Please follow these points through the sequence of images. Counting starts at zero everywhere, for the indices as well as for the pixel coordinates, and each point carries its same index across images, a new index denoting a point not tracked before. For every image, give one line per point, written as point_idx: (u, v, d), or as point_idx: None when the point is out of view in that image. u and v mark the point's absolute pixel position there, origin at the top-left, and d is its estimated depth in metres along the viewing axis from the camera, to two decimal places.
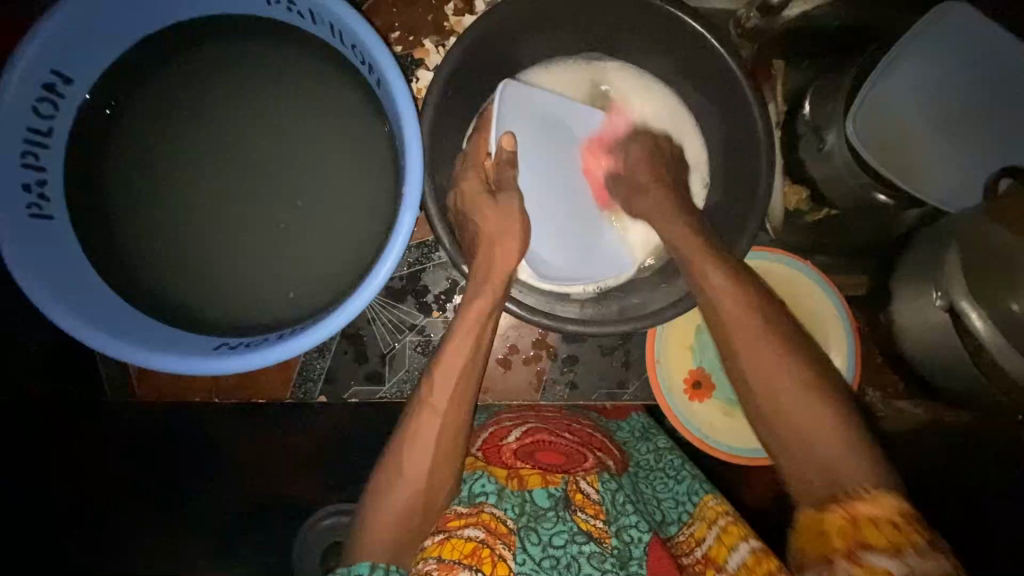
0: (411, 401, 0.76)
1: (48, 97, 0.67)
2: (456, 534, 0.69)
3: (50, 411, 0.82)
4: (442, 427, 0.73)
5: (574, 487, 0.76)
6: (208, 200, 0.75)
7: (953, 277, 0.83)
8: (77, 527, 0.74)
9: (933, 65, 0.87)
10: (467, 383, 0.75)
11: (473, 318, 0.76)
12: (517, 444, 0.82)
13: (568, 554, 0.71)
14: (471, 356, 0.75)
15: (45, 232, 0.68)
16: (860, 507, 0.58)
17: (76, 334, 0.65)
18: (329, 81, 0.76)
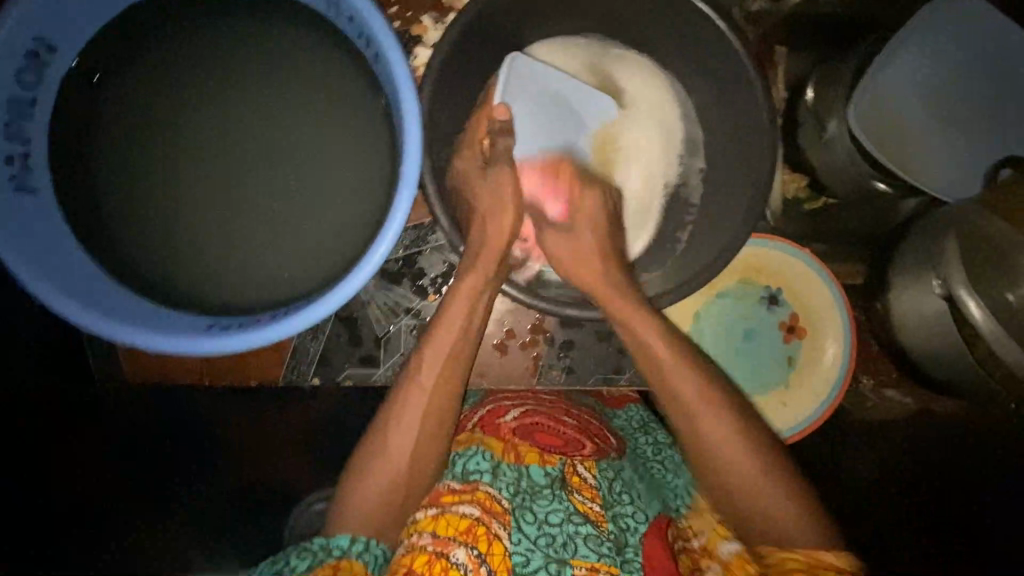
0: (401, 377, 0.77)
1: (32, 67, 0.65)
2: (451, 510, 0.71)
3: (50, 411, 0.84)
4: (428, 405, 0.74)
5: (570, 469, 0.77)
6: (200, 177, 0.74)
7: (953, 265, 0.75)
8: (78, 526, 0.85)
9: (935, 55, 0.86)
10: (457, 361, 0.76)
11: (464, 297, 0.76)
12: (515, 423, 0.81)
13: (563, 532, 0.72)
14: (460, 335, 0.76)
15: (30, 206, 0.67)
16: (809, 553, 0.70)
17: (63, 309, 0.64)
18: (323, 57, 0.74)
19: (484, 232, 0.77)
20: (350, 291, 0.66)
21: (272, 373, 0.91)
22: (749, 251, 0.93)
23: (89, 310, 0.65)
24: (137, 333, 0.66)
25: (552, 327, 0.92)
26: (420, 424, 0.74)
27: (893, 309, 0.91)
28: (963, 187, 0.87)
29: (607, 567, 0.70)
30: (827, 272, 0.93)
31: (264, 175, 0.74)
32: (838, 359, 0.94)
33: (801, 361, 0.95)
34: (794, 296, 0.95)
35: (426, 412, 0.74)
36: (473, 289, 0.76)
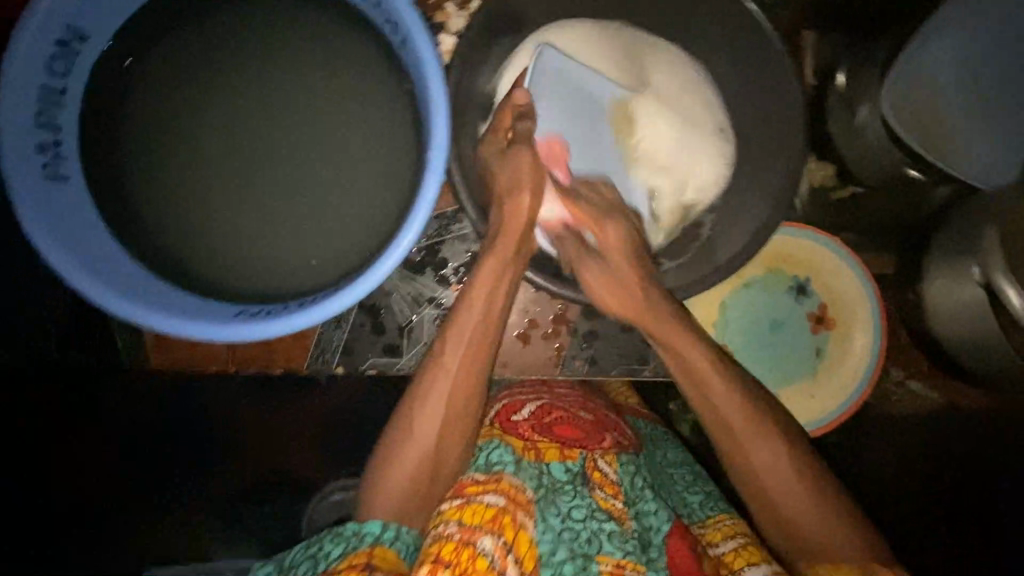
0: (423, 362, 0.76)
1: (62, 56, 0.66)
2: (475, 499, 0.69)
3: (49, 411, 0.90)
4: (454, 391, 0.73)
5: (592, 465, 0.77)
6: (226, 164, 0.74)
7: (992, 252, 0.73)
8: (77, 527, 0.95)
9: (974, 36, 0.83)
10: (482, 347, 0.74)
11: (489, 282, 0.73)
12: (532, 418, 0.81)
13: (587, 529, 0.72)
14: (484, 320, 0.74)
15: (63, 194, 0.67)
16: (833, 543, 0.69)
17: (95, 295, 0.64)
18: (348, 42, 0.74)
19: (508, 214, 0.74)
20: (378, 278, 0.66)
21: (297, 361, 0.91)
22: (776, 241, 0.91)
23: (119, 296, 0.65)
24: (166, 318, 0.66)
25: (575, 318, 0.91)
26: (445, 409, 0.72)
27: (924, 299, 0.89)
28: (998, 172, 0.86)
29: (632, 565, 0.70)
30: (854, 258, 0.91)
31: (291, 162, 0.74)
32: (869, 349, 0.92)
33: (830, 353, 0.93)
34: (821, 285, 0.93)
35: (452, 399, 0.73)
36: (500, 269, 0.74)
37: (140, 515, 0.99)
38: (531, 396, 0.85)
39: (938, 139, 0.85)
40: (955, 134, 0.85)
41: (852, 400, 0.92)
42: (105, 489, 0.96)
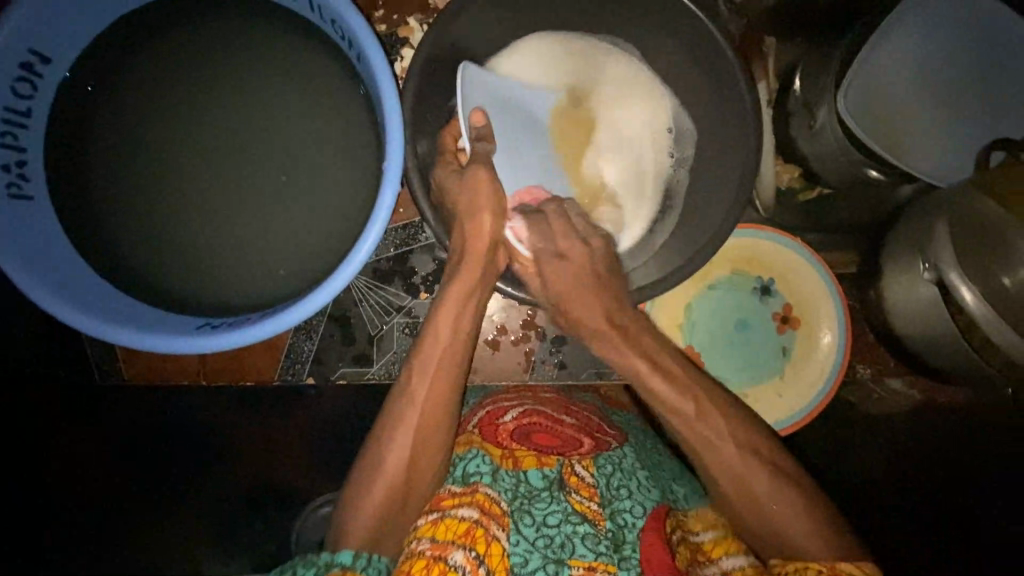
0: (394, 391, 0.76)
1: (25, 77, 0.67)
2: (451, 513, 0.70)
3: (50, 411, 0.87)
4: (423, 413, 0.73)
5: (569, 469, 0.76)
6: (190, 180, 0.76)
7: (942, 248, 0.76)
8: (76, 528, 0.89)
9: (921, 40, 0.86)
10: (451, 369, 0.75)
11: (460, 303, 0.75)
12: (514, 424, 0.80)
13: (561, 533, 0.72)
14: (452, 342, 0.76)
15: (26, 213, 0.69)
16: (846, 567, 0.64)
17: (65, 318, 0.66)
18: (308, 59, 0.75)
19: (472, 235, 0.75)
20: (340, 286, 0.68)
21: (268, 373, 0.93)
22: (737, 241, 0.93)
23: (88, 317, 0.67)
24: (135, 334, 0.67)
25: (544, 322, 0.93)
26: (416, 433, 0.73)
27: (884, 297, 0.91)
28: (957, 170, 0.87)
29: (605, 566, 0.70)
30: (815, 258, 0.93)
31: (257, 177, 0.76)
32: (834, 347, 0.93)
33: (796, 349, 0.94)
34: (786, 284, 0.94)
35: (420, 421, 0.73)
36: (463, 286, 0.75)
37: (140, 515, 0.94)
38: (513, 402, 0.85)
39: (894, 140, 0.86)
40: (912, 134, 0.87)
41: (820, 395, 0.93)
42: (106, 489, 0.92)
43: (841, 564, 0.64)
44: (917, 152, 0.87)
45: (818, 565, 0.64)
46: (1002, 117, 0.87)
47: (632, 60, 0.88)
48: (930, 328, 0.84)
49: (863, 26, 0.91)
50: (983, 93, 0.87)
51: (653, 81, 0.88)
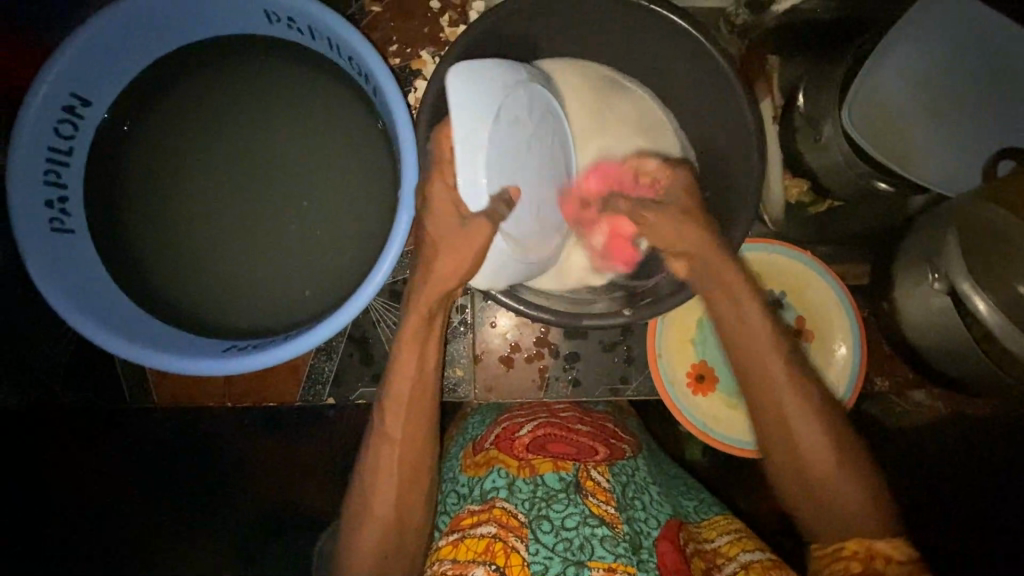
0: (370, 431, 0.78)
1: (67, 120, 0.72)
2: (470, 533, 0.72)
3: (72, 431, 0.95)
4: (402, 451, 0.76)
5: (585, 474, 0.77)
6: (218, 210, 0.80)
7: (953, 260, 0.75)
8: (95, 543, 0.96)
9: (923, 53, 0.87)
10: (420, 409, 0.77)
11: (414, 345, 0.76)
12: (529, 437, 0.82)
13: (580, 535, 0.71)
14: (418, 379, 0.76)
15: (67, 245, 0.73)
16: (876, 545, 0.72)
17: (110, 345, 0.70)
18: (328, 93, 0.80)
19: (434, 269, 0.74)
20: (354, 309, 0.71)
21: (289, 394, 0.94)
22: (746, 256, 0.94)
23: (130, 343, 0.70)
24: (169, 357, 0.71)
25: (557, 339, 0.94)
26: (399, 466, 0.75)
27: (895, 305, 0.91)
28: (965, 178, 0.87)
29: (624, 567, 0.68)
30: (825, 269, 0.93)
31: (280, 208, 0.80)
32: (849, 362, 0.93)
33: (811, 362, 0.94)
34: (798, 296, 0.95)
35: (398, 462, 0.75)
36: (420, 330, 0.77)
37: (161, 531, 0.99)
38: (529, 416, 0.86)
39: (902, 150, 0.87)
40: (919, 144, 0.87)
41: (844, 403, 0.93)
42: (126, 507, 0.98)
43: (878, 544, 0.72)
44: (927, 163, 0.87)
45: (855, 547, 0.72)
46: (1011, 126, 0.87)
47: (631, 81, 0.93)
48: (944, 337, 0.83)
49: (864, 41, 0.92)
50: (989, 102, 0.87)
51: (651, 99, 0.93)
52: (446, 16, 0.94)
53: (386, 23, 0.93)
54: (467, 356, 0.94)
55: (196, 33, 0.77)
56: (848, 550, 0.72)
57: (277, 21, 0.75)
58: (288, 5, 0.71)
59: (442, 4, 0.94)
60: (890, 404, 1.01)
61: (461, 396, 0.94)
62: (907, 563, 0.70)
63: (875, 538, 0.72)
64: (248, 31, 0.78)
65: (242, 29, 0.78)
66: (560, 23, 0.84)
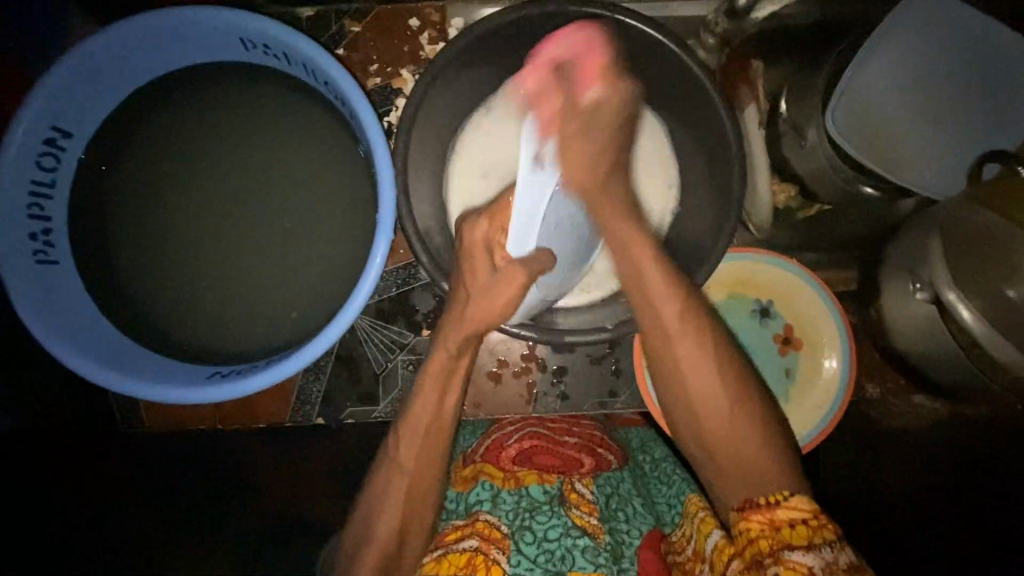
0: (381, 461, 0.77)
1: (49, 152, 0.73)
2: (453, 548, 0.72)
3: None
4: (410, 484, 0.73)
5: (569, 487, 0.77)
6: (201, 238, 0.81)
7: (937, 266, 0.77)
8: None
9: (905, 57, 0.86)
10: (434, 442, 0.75)
11: (436, 388, 0.76)
12: (516, 452, 0.83)
13: (562, 547, 0.71)
14: (433, 418, 0.76)
15: (53, 276, 0.74)
16: (779, 512, 0.64)
17: (96, 376, 0.71)
18: (306, 117, 0.80)
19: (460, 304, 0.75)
20: (337, 333, 0.71)
21: (280, 414, 0.95)
22: (732, 264, 0.94)
23: (115, 372, 0.71)
24: (155, 386, 0.71)
25: (545, 353, 0.94)
26: (405, 503, 0.72)
27: (885, 315, 0.90)
28: (950, 182, 0.87)
29: None
30: (814, 278, 0.92)
31: (262, 232, 0.81)
32: (839, 373, 0.92)
33: (800, 372, 0.94)
34: (785, 306, 0.94)
35: (404, 496, 0.73)
36: (440, 368, 0.77)
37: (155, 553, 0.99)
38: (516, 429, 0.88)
39: (887, 155, 0.86)
40: (904, 148, 0.86)
41: (832, 411, 0.92)
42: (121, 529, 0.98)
43: (779, 509, 0.64)
44: (912, 168, 0.87)
45: (759, 520, 0.64)
46: (994, 128, 0.86)
47: None
48: (932, 343, 0.83)
49: (847, 44, 0.91)
50: (973, 104, 0.86)
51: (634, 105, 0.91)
52: (425, 34, 0.94)
53: (365, 42, 0.94)
54: None
55: (172, 62, 0.78)
56: (754, 524, 0.64)
57: (253, 48, 0.76)
58: (263, 31, 0.72)
59: (421, 22, 0.94)
60: (885, 408, 1.00)
61: None
62: (811, 517, 0.63)
63: (775, 505, 0.64)
64: (225, 58, 0.79)
65: (218, 57, 0.79)
66: (537, 42, 0.84)
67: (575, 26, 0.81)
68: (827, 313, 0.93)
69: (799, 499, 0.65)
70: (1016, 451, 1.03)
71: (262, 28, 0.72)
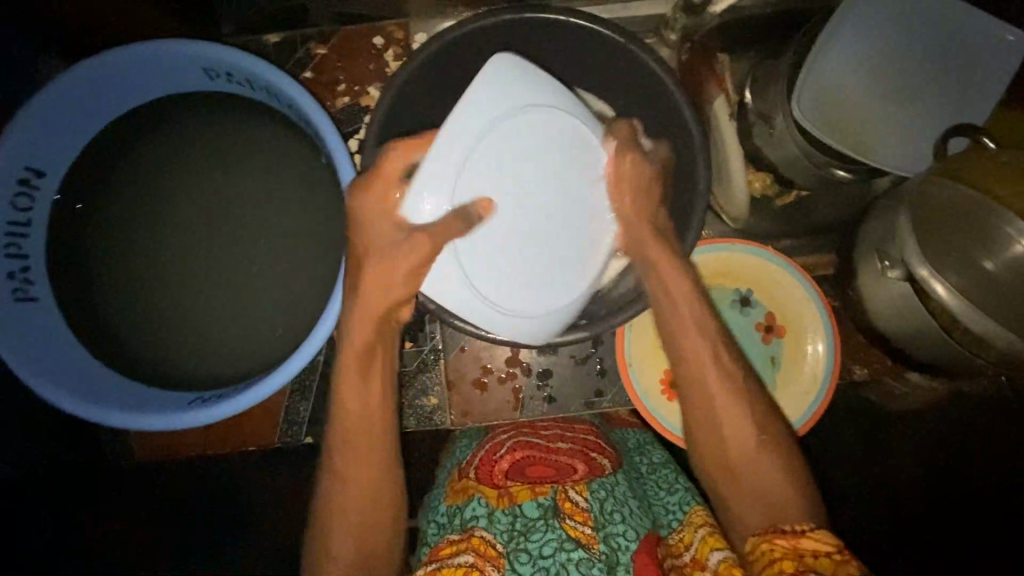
0: (321, 465, 0.72)
1: (24, 192, 0.74)
2: (448, 563, 0.70)
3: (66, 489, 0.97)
4: (347, 490, 0.69)
5: (562, 496, 0.75)
6: (179, 267, 0.83)
7: (908, 240, 0.76)
8: None
9: (863, 39, 0.87)
10: (372, 440, 0.70)
11: (356, 378, 0.70)
12: (508, 467, 0.80)
13: (556, 562, 0.69)
14: (363, 411, 0.70)
15: (32, 313, 0.75)
16: (805, 542, 0.59)
17: (76, 410, 0.71)
18: (275, 141, 0.82)
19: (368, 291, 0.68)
20: (317, 342, 0.72)
21: (268, 438, 0.97)
22: (712, 256, 0.93)
23: (93, 404, 0.72)
24: (140, 416, 0.72)
25: (528, 357, 0.95)
26: (347, 516, 0.68)
27: (865, 297, 0.90)
28: (918, 160, 0.87)
29: None
30: (793, 266, 0.92)
31: (240, 257, 0.82)
32: (823, 358, 0.92)
33: (783, 359, 0.94)
34: (765, 295, 0.94)
35: (350, 502, 0.69)
36: (358, 363, 0.70)
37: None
38: (510, 437, 0.87)
39: (855, 137, 0.86)
40: (870, 130, 0.87)
41: (818, 398, 0.92)
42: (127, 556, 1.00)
43: (806, 540, 0.59)
44: (881, 148, 0.87)
45: (783, 543, 0.59)
46: (955, 103, 0.87)
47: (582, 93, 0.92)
48: (912, 320, 0.82)
49: (808, 29, 0.92)
50: (938, 82, 0.87)
51: None
52: (390, 51, 0.96)
53: (332, 63, 0.95)
54: (440, 384, 0.95)
55: (139, 98, 0.79)
56: (778, 546, 0.59)
57: (217, 76, 0.77)
58: (225, 61, 0.74)
59: (385, 40, 0.96)
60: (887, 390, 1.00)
61: (438, 424, 0.95)
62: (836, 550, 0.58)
63: (800, 534, 0.60)
64: (192, 89, 0.80)
65: (184, 88, 0.80)
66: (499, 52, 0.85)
67: (535, 33, 0.82)
68: (808, 301, 0.93)
69: (822, 533, 0.60)
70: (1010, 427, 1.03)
71: (226, 58, 0.73)
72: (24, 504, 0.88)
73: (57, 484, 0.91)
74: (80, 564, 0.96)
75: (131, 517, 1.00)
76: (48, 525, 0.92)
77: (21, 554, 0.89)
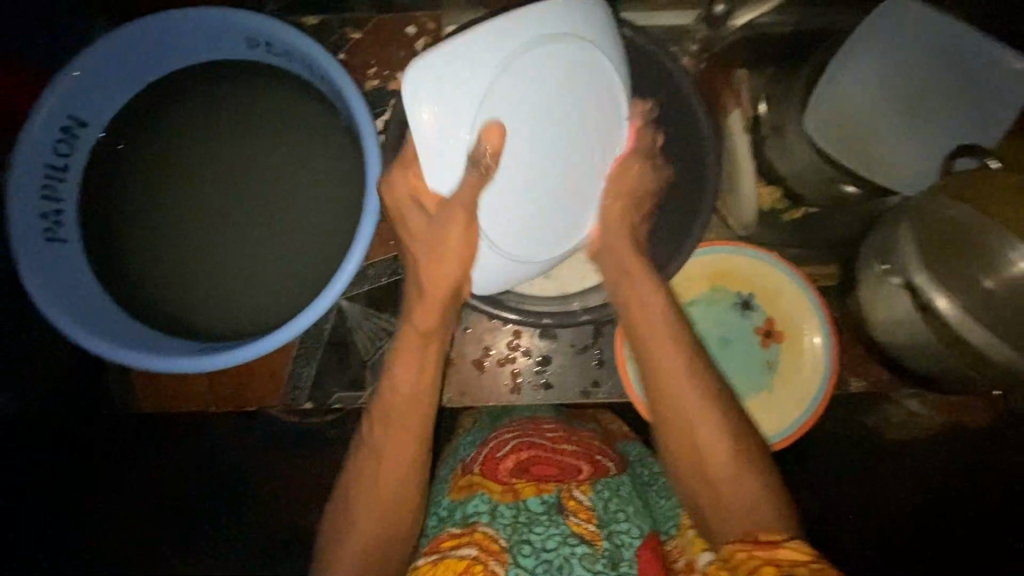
0: (364, 450, 0.76)
1: (64, 139, 0.79)
2: (450, 554, 0.69)
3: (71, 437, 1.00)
4: (395, 474, 0.72)
5: (567, 494, 0.76)
6: (200, 223, 0.86)
7: (908, 250, 0.80)
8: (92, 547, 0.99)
9: (878, 60, 0.90)
10: (426, 431, 0.75)
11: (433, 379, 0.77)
12: (512, 462, 0.80)
13: (559, 557, 0.68)
14: (428, 403, 0.76)
15: (59, 253, 0.79)
16: (784, 552, 0.57)
17: (90, 343, 0.74)
18: (303, 111, 0.86)
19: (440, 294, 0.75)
20: (335, 293, 0.75)
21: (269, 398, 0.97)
22: (716, 259, 0.95)
23: (106, 341, 0.74)
24: (148, 356, 0.74)
25: (529, 342, 0.97)
26: (389, 489, 0.72)
27: (866, 308, 0.91)
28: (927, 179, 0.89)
29: None
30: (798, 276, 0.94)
31: (260, 217, 0.85)
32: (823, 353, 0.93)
33: (781, 364, 0.95)
34: (767, 300, 0.95)
35: (394, 482, 0.72)
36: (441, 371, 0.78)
37: None
38: (514, 433, 0.85)
39: (864, 154, 0.89)
40: (879, 148, 0.90)
41: (815, 403, 0.92)
42: None
43: (784, 551, 0.57)
44: (889, 166, 0.89)
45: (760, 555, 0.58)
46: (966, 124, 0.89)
47: None
48: (915, 334, 0.83)
49: (824, 48, 0.95)
50: (951, 103, 0.89)
51: None
52: (421, 40, 1.00)
53: (364, 49, 1.00)
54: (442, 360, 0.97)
55: (179, 62, 0.84)
56: (755, 557, 0.57)
57: (256, 45, 0.82)
58: (263, 30, 0.78)
59: (418, 29, 1.00)
60: (889, 416, 1.00)
61: None
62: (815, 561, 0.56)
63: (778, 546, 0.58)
64: (231, 57, 0.85)
65: (223, 55, 0.85)
66: None
67: None
68: (810, 306, 0.94)
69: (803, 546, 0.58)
70: (1017, 454, 1.02)
71: (263, 27, 0.78)
72: (24, 503, 0.96)
73: (56, 484, 1.00)
74: (80, 563, 1.07)
75: (130, 517, 1.09)
76: (47, 524, 1.01)
77: (20, 553, 0.99)
